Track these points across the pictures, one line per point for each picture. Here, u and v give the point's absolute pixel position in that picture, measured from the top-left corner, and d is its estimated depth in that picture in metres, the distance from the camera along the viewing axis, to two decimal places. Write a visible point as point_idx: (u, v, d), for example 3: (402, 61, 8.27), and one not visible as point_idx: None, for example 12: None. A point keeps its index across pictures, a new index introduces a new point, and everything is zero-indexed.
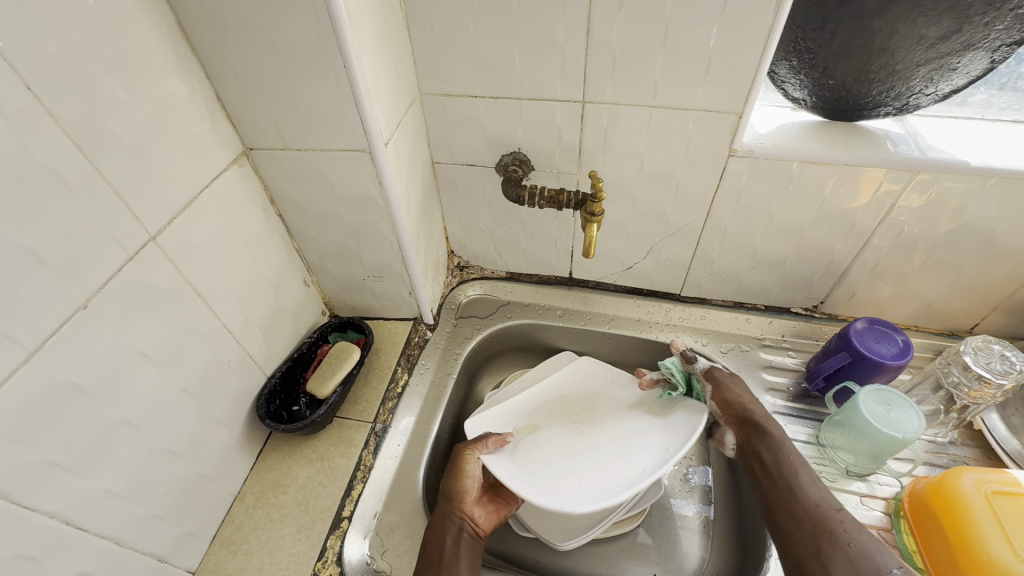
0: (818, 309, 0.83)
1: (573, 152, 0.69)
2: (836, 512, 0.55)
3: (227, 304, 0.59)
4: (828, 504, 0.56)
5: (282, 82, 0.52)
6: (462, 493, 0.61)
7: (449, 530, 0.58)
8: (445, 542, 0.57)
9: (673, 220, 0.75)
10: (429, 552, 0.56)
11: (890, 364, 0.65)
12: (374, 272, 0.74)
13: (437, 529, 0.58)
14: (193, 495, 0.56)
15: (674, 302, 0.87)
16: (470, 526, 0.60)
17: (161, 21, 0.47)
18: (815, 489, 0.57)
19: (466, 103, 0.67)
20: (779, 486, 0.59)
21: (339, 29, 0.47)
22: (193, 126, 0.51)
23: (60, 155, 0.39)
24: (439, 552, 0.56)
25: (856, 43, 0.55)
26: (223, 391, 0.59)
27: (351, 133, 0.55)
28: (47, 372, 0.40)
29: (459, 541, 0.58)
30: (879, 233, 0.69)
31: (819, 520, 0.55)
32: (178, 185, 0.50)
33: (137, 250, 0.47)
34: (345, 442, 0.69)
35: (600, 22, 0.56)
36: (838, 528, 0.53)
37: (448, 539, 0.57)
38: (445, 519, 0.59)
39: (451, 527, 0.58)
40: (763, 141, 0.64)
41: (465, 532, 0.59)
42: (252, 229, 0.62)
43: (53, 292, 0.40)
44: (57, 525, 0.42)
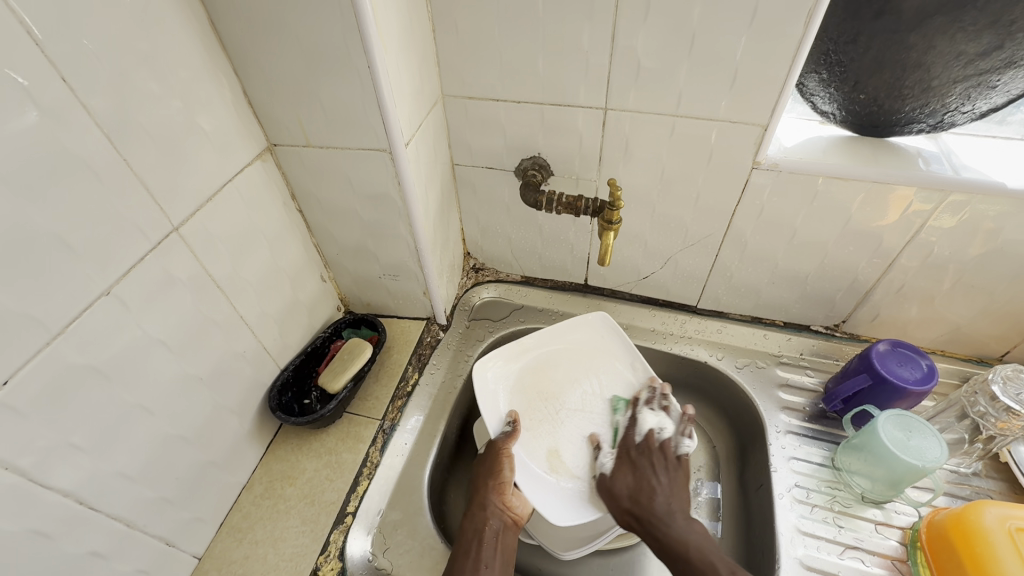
0: (840, 328, 0.80)
1: (593, 159, 0.69)
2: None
3: (245, 296, 0.60)
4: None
5: (307, 80, 0.53)
6: (502, 483, 0.62)
7: (488, 519, 0.60)
8: (484, 532, 0.59)
9: (692, 231, 0.74)
10: (466, 542, 0.58)
11: (912, 390, 0.63)
12: (390, 270, 0.74)
13: (473, 522, 0.59)
14: (203, 482, 0.57)
15: (690, 314, 0.85)
16: (511, 515, 0.61)
17: (194, 17, 0.48)
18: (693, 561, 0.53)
19: (488, 107, 0.67)
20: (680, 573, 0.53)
21: (365, 31, 0.47)
22: (219, 121, 0.52)
23: (89, 144, 0.40)
24: (478, 545, 0.57)
25: (890, 57, 0.54)
26: (237, 381, 0.60)
27: (372, 133, 0.56)
28: (69, 355, 0.41)
29: (499, 532, 0.59)
30: (906, 253, 0.67)
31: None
32: (202, 177, 0.51)
33: (161, 240, 0.48)
34: (353, 438, 0.69)
35: (625, 30, 0.56)
36: None
37: (491, 526, 0.59)
38: (483, 509, 0.60)
39: (492, 520, 0.60)
40: (789, 154, 0.63)
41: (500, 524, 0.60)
42: (272, 223, 0.63)
43: (78, 281, 0.41)
44: (70, 504, 0.43)
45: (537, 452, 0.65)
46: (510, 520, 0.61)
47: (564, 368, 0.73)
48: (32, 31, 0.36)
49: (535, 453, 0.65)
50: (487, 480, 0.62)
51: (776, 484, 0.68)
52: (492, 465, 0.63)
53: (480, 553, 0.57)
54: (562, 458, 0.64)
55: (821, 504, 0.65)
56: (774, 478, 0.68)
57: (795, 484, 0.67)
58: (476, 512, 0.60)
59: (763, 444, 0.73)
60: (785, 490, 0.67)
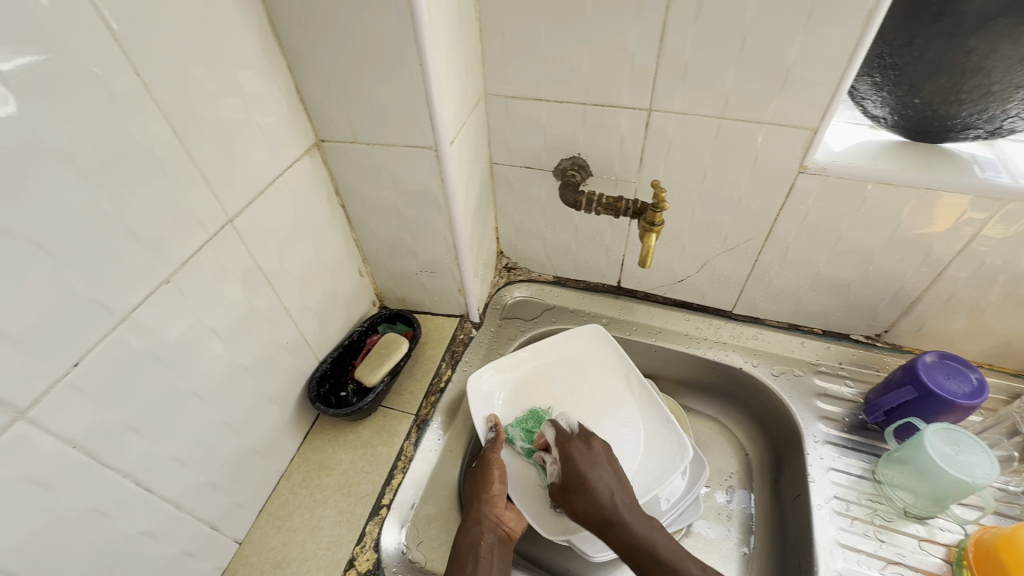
0: (881, 338, 0.78)
1: (633, 160, 0.69)
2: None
3: (289, 288, 0.61)
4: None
5: (357, 77, 0.54)
6: (494, 496, 0.60)
7: (483, 535, 0.58)
8: (481, 546, 0.57)
9: (731, 235, 0.73)
10: (462, 559, 0.56)
11: (961, 404, 0.61)
12: (427, 267, 0.75)
13: (470, 536, 0.57)
14: (245, 468, 0.59)
15: (724, 319, 0.84)
16: (504, 530, 0.59)
17: (254, 15, 0.49)
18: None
19: (530, 106, 0.67)
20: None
21: (418, 30, 0.48)
22: (273, 116, 0.54)
23: (156, 136, 0.42)
24: (475, 560, 0.55)
25: (948, 61, 0.53)
26: (279, 371, 0.62)
27: (418, 131, 0.57)
28: (131, 340, 0.42)
29: (495, 546, 0.58)
30: (956, 263, 0.65)
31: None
32: (255, 171, 0.52)
33: (216, 231, 0.49)
34: (388, 432, 0.70)
35: (674, 30, 0.55)
36: None
37: (487, 542, 0.57)
38: (478, 524, 0.58)
39: (486, 534, 0.58)
40: (837, 159, 0.61)
41: (494, 537, 0.58)
42: (317, 218, 0.64)
43: (143, 269, 0.42)
44: (128, 485, 0.44)
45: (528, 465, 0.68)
46: (503, 535, 0.59)
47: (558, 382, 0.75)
48: (111, 25, 0.37)
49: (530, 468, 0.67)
50: (477, 496, 0.60)
51: (814, 494, 0.66)
52: (482, 481, 0.62)
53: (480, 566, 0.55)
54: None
55: (861, 517, 0.64)
56: (811, 489, 0.67)
57: (834, 496, 0.66)
58: (471, 528, 0.58)
59: (800, 454, 0.72)
60: (823, 501, 0.65)
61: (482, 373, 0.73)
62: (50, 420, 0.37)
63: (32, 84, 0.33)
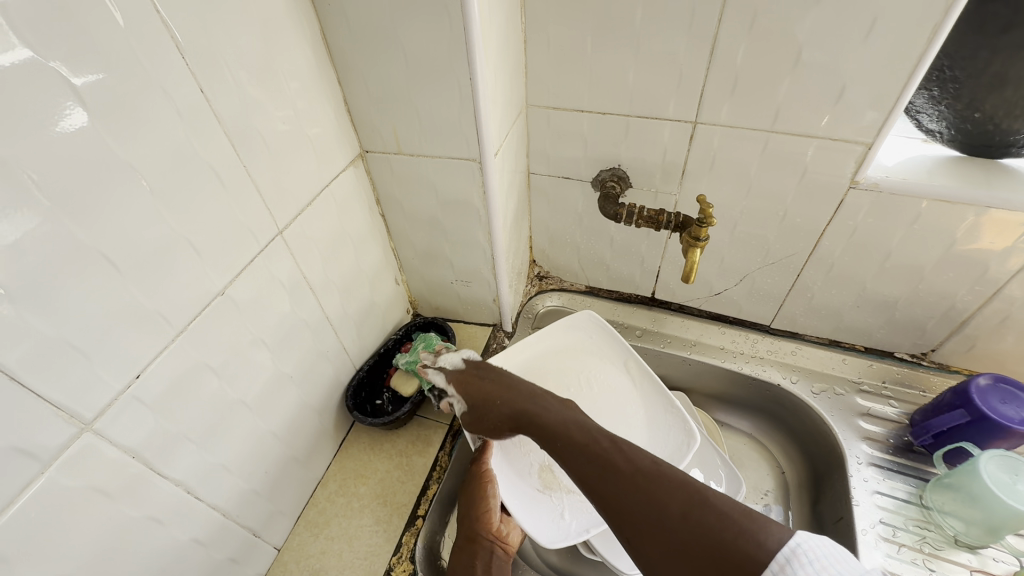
0: (928, 357, 0.76)
1: (676, 172, 0.68)
2: (623, 469, 0.43)
3: (331, 297, 0.61)
4: (612, 462, 0.44)
5: (405, 89, 0.54)
6: (490, 514, 0.60)
7: (478, 551, 0.59)
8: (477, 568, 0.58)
9: (774, 249, 0.71)
10: None
11: (1017, 430, 0.59)
12: (462, 276, 0.75)
13: (466, 557, 0.59)
14: (286, 476, 0.59)
15: (762, 333, 0.83)
16: (501, 544, 0.60)
17: (307, 29, 0.50)
18: (589, 455, 0.46)
19: (572, 117, 0.67)
20: (587, 478, 0.45)
21: (470, 43, 0.48)
22: (322, 128, 0.54)
23: (216, 150, 0.42)
24: None
25: (1015, 72, 0.51)
26: (319, 379, 0.62)
27: (463, 143, 0.57)
28: (188, 351, 0.43)
29: (492, 562, 0.59)
30: (1015, 282, 0.62)
31: (617, 484, 0.42)
32: (304, 182, 0.53)
33: (267, 243, 0.49)
34: (423, 441, 0.70)
35: (727, 43, 0.54)
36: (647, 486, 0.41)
37: (481, 559, 0.58)
38: (472, 541, 0.59)
39: (482, 551, 0.59)
40: (891, 174, 0.60)
41: (496, 554, 0.59)
42: (358, 227, 0.64)
43: (200, 280, 0.43)
44: (180, 493, 0.45)
45: (528, 468, 0.63)
46: (501, 548, 0.60)
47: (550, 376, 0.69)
48: (178, 41, 0.38)
49: (525, 469, 0.63)
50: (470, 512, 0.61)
51: (858, 518, 0.65)
52: (478, 492, 0.61)
53: None
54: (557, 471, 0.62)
55: (908, 544, 0.62)
56: (855, 512, 0.65)
57: (880, 521, 0.64)
58: (466, 548, 0.59)
59: (841, 475, 0.70)
60: (869, 525, 0.64)
61: None
62: (114, 430, 0.38)
63: (105, 100, 0.34)
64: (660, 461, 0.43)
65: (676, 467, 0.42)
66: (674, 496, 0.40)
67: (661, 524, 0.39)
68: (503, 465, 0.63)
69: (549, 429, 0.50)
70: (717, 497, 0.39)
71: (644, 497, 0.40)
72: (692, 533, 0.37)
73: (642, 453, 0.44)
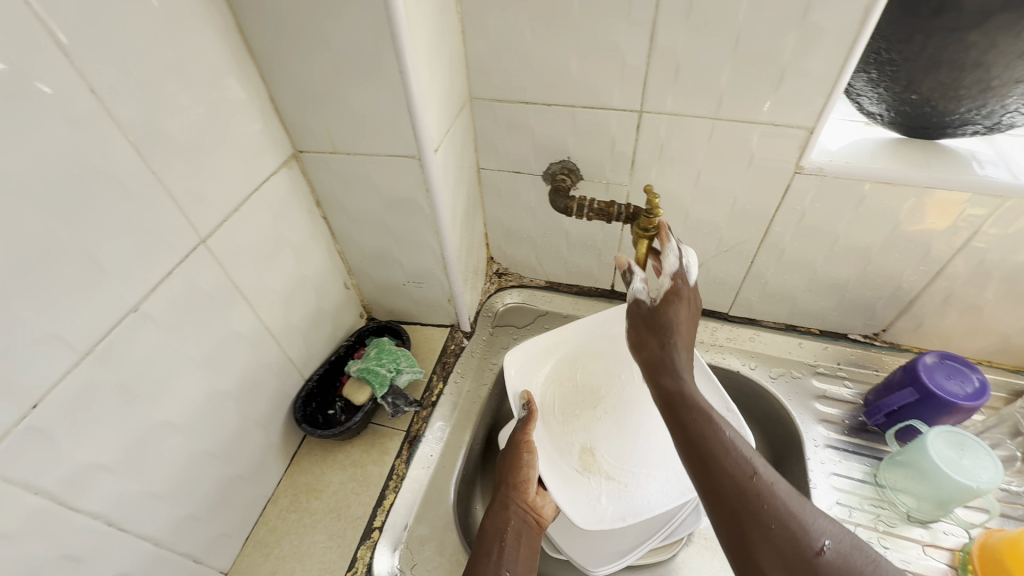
0: (880, 337, 0.77)
1: (625, 163, 0.66)
2: (750, 482, 0.43)
3: (270, 307, 0.58)
4: (740, 471, 0.44)
5: (335, 85, 0.51)
6: (524, 483, 0.62)
7: (511, 519, 0.60)
8: (507, 533, 0.59)
9: (726, 237, 0.71)
10: (488, 543, 0.58)
11: (963, 406, 0.60)
12: (414, 277, 0.72)
13: (496, 521, 0.60)
14: (229, 496, 0.56)
15: (721, 321, 0.83)
16: (534, 516, 0.62)
17: (221, 23, 0.46)
18: (715, 454, 0.46)
19: (517, 109, 0.65)
20: (706, 469, 0.45)
21: (396, 34, 0.45)
22: (247, 128, 0.51)
23: (117, 156, 0.39)
24: (499, 546, 0.58)
25: (948, 56, 0.51)
26: (262, 393, 0.59)
27: (401, 140, 0.54)
28: (97, 374, 0.40)
29: (522, 531, 0.60)
30: (956, 261, 0.64)
31: (741, 495, 0.42)
32: (229, 186, 0.50)
33: (188, 253, 0.46)
34: (379, 450, 0.68)
35: (666, 29, 0.53)
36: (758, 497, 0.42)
37: (513, 526, 0.60)
38: (505, 508, 0.61)
39: (513, 519, 0.60)
40: (833, 158, 0.60)
41: (524, 522, 0.61)
42: (298, 231, 0.61)
43: (107, 298, 0.40)
44: (98, 526, 0.42)
45: (569, 449, 0.66)
46: (533, 521, 0.62)
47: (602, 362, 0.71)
48: (60, 39, 0.34)
49: (566, 449, 0.66)
50: (509, 479, 0.63)
51: (816, 501, 0.65)
52: (514, 462, 0.64)
53: (501, 555, 0.56)
54: (596, 455, 0.65)
55: (864, 523, 0.63)
56: (812, 494, 0.66)
57: (836, 502, 0.65)
58: (499, 513, 0.61)
59: (800, 459, 0.71)
60: (826, 508, 0.64)
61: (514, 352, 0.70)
62: (10, 467, 0.35)
63: None
64: (793, 493, 0.42)
65: (809, 503, 0.42)
66: (806, 534, 0.39)
67: (787, 555, 0.38)
68: (546, 443, 0.66)
69: (683, 397, 0.52)
70: (852, 548, 0.38)
71: (772, 520, 0.40)
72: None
73: (778, 481, 0.44)
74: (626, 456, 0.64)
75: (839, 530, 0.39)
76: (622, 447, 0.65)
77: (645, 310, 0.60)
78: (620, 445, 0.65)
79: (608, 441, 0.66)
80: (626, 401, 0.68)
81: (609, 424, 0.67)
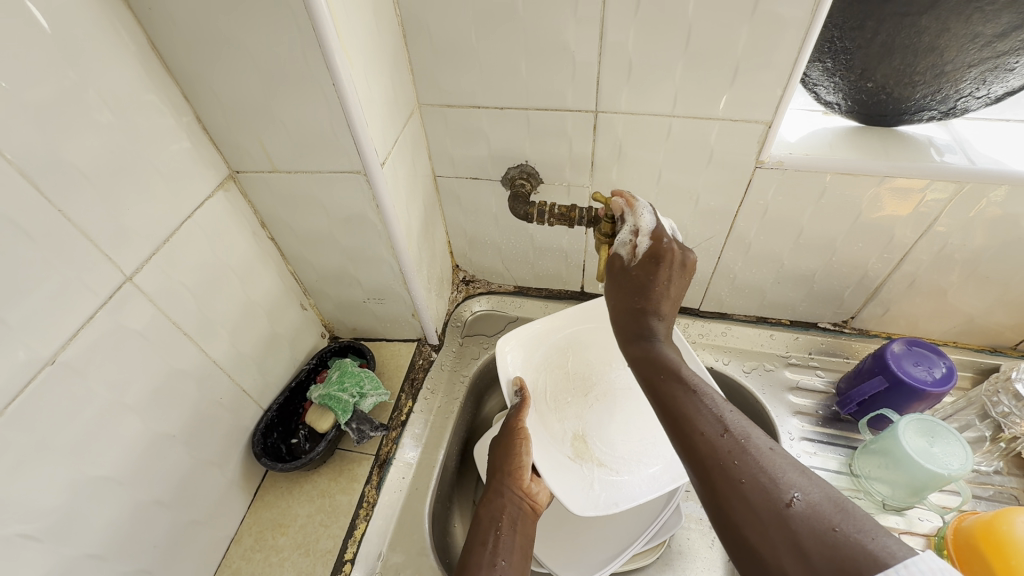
0: (848, 324, 0.77)
1: (585, 165, 0.64)
2: (722, 442, 0.39)
3: (216, 339, 0.55)
4: (711, 429, 0.40)
5: (266, 101, 0.47)
6: (520, 469, 0.60)
7: (505, 505, 0.59)
8: (503, 521, 0.57)
9: (692, 234, 0.70)
10: (483, 531, 0.56)
11: (930, 391, 0.60)
12: (374, 294, 0.69)
13: (491, 509, 0.58)
14: (184, 544, 0.53)
15: (693, 317, 0.82)
16: (529, 502, 0.60)
17: (131, 41, 0.42)
18: (687, 417, 0.42)
19: (469, 114, 0.62)
20: (679, 431, 0.41)
21: (324, 44, 0.42)
22: (172, 152, 0.47)
23: (13, 197, 0.35)
24: (494, 532, 0.56)
25: (901, 41, 0.50)
26: (215, 431, 0.56)
27: (343, 155, 0.51)
28: (11, 439, 0.36)
29: (517, 518, 0.58)
30: (918, 247, 0.64)
31: (713, 455, 0.38)
32: (156, 217, 0.46)
33: (112, 294, 0.43)
34: (347, 477, 0.65)
35: (615, 27, 0.51)
36: (729, 456, 0.38)
37: (508, 512, 0.58)
38: (499, 494, 0.59)
39: (510, 506, 0.59)
40: (793, 151, 0.59)
41: (519, 509, 0.59)
42: (243, 256, 0.57)
43: (15, 354, 0.36)
44: None
45: (562, 436, 0.64)
46: (528, 507, 0.60)
47: (592, 351, 0.70)
48: None
49: (559, 437, 0.64)
50: (504, 466, 0.61)
51: None
52: (510, 449, 0.62)
53: (497, 542, 0.54)
54: (588, 442, 0.64)
55: None
56: None
57: None
58: (494, 500, 0.59)
59: None
60: None
61: (508, 340, 0.69)
62: None
63: None
64: (770, 448, 0.38)
65: (785, 454, 0.37)
66: (776, 486, 0.35)
67: (756, 512, 0.35)
68: (539, 430, 0.64)
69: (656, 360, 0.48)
70: (823, 498, 0.34)
71: (743, 477, 0.36)
72: (786, 531, 0.33)
73: (756, 435, 0.39)
74: (618, 444, 0.64)
75: (811, 481, 0.35)
76: (613, 434, 0.64)
77: (624, 268, 0.54)
78: (611, 433, 0.64)
79: (601, 427, 0.65)
80: (617, 389, 0.68)
81: (600, 410, 0.66)
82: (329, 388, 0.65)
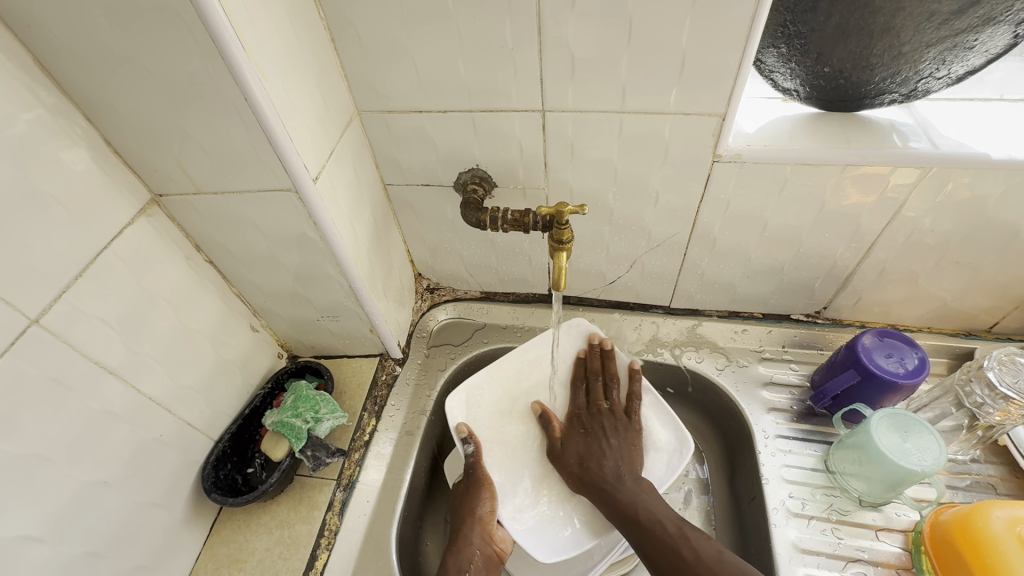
0: (822, 314, 0.75)
1: (538, 167, 0.61)
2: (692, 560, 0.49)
3: (151, 375, 0.52)
4: (667, 536, 0.52)
5: (174, 115, 0.44)
6: (484, 516, 0.58)
7: (472, 555, 0.57)
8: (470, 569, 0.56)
9: (655, 231, 0.67)
10: None
11: (903, 384, 0.59)
12: (328, 312, 0.66)
13: (459, 557, 0.56)
14: None
15: (664, 315, 0.79)
16: (495, 549, 0.58)
17: (14, 65, 0.38)
18: (651, 516, 0.53)
19: (412, 120, 0.59)
20: (637, 520, 0.53)
21: (227, 55, 0.39)
22: (78, 184, 0.44)
23: None
24: None
25: (855, 23, 0.47)
26: (156, 469, 0.53)
27: (270, 173, 0.48)
28: None
29: (483, 566, 0.57)
30: (887, 234, 0.62)
31: (671, 553, 0.50)
32: (62, 255, 0.43)
33: (14, 340, 0.40)
34: (307, 504, 0.62)
35: (552, 20, 0.48)
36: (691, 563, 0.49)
37: (476, 564, 0.56)
38: (467, 543, 0.57)
39: (475, 556, 0.57)
40: (750, 143, 0.56)
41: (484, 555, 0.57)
42: (176, 284, 0.54)
43: None
44: None
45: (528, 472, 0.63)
46: (494, 554, 0.58)
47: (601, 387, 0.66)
48: None
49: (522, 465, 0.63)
50: (470, 511, 0.59)
51: (767, 498, 0.64)
52: (472, 497, 0.60)
53: None
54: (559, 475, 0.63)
55: (817, 515, 0.62)
56: (766, 491, 0.64)
57: (788, 496, 0.63)
58: (460, 550, 0.57)
59: (751, 453, 0.68)
60: (778, 503, 0.63)
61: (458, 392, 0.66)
62: None
63: None
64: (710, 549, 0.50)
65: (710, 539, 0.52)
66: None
67: None
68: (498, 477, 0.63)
69: (620, 500, 0.55)
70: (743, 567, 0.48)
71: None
72: None
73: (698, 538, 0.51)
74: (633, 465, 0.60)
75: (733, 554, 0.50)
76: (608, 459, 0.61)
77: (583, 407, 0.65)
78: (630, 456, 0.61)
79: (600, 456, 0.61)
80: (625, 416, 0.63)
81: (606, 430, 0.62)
82: (282, 413, 0.63)
